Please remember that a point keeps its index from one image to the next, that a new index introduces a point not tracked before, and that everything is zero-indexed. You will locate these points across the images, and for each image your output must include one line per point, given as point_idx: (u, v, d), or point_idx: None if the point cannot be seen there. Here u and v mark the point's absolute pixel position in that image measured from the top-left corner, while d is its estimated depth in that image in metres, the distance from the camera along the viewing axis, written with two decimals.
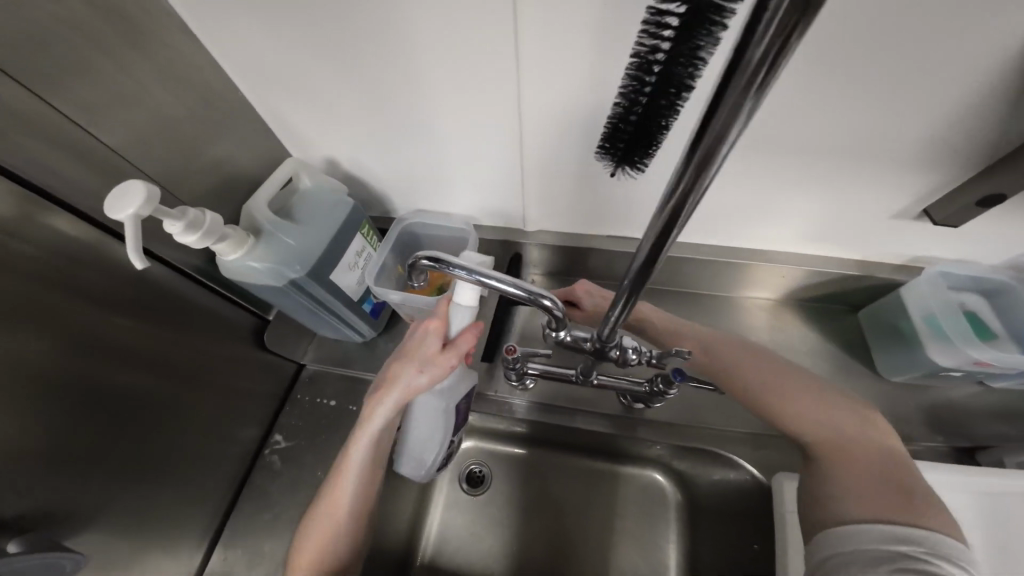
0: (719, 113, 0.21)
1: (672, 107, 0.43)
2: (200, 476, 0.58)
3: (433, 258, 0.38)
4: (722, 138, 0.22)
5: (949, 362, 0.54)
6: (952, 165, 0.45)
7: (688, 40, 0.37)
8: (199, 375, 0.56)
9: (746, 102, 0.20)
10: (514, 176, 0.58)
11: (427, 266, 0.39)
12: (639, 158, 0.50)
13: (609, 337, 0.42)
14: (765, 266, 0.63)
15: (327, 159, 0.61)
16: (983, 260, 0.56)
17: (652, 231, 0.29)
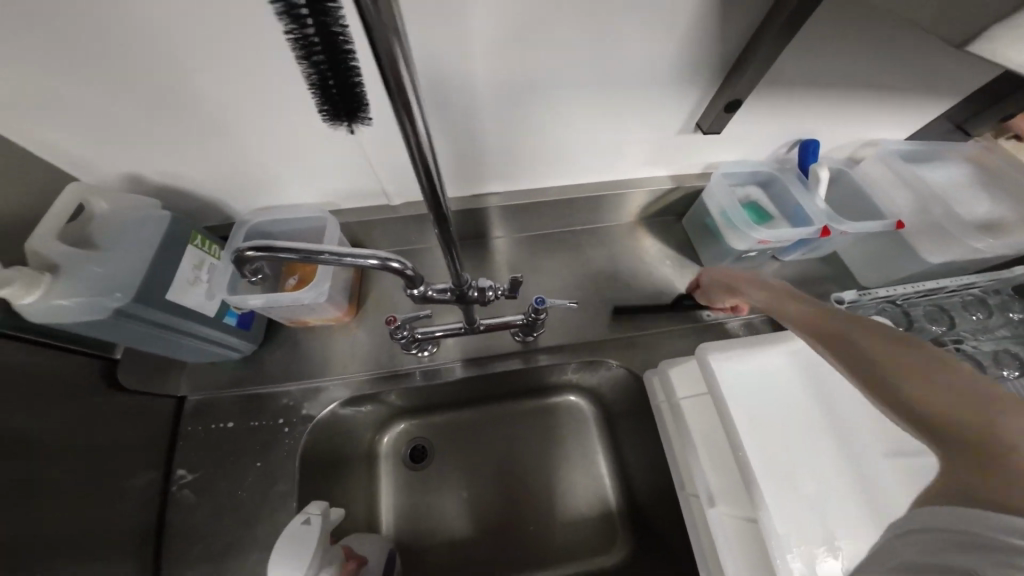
0: (381, 47, 0.26)
1: (350, 62, 0.43)
2: (93, 547, 0.51)
3: (260, 247, 0.38)
4: (398, 72, 0.27)
5: (742, 245, 0.68)
6: (705, 84, 0.56)
7: (319, 3, 0.37)
8: (43, 442, 0.48)
9: (394, 46, 0.26)
10: (353, 153, 0.56)
11: (258, 256, 0.38)
12: (362, 117, 0.50)
13: (462, 280, 0.46)
14: (610, 194, 0.73)
15: (128, 171, 0.52)
16: (754, 156, 0.72)
17: (419, 173, 0.34)
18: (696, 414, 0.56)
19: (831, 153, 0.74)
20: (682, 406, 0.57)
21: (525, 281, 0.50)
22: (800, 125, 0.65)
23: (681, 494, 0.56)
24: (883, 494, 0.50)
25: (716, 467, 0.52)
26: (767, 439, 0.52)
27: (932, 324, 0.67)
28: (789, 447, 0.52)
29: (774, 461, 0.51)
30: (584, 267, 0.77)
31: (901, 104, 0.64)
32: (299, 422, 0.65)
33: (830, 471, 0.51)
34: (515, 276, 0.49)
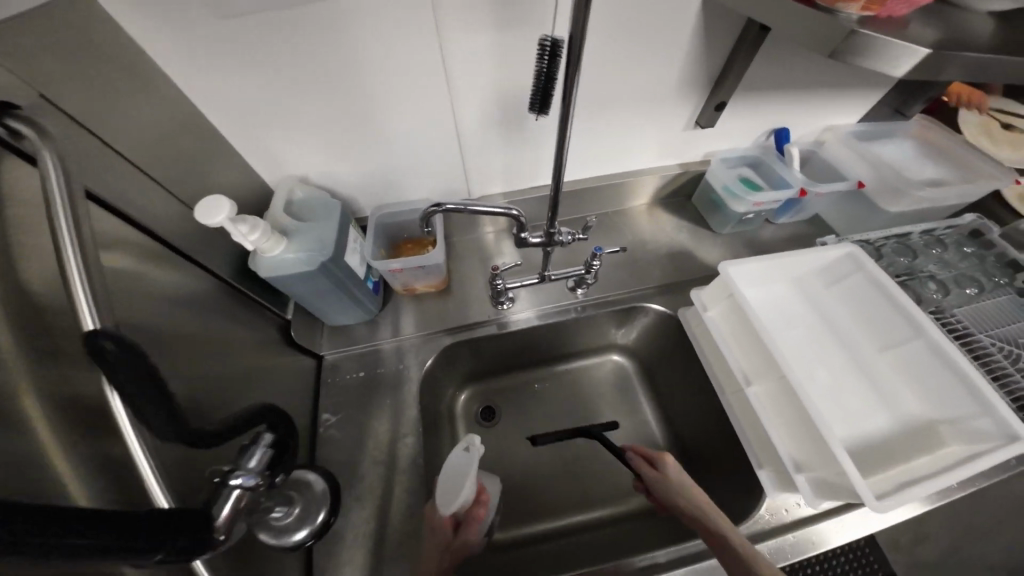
0: (570, 76, 0.44)
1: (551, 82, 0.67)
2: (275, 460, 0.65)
3: (439, 205, 0.59)
4: (571, 91, 0.46)
5: (742, 209, 0.88)
6: (702, 91, 0.78)
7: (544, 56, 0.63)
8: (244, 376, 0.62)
9: (575, 73, 0.44)
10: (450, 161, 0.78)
11: (435, 211, 0.60)
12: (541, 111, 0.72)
13: (552, 227, 0.65)
14: (635, 180, 0.94)
15: (301, 175, 0.74)
16: (743, 143, 0.93)
17: (557, 153, 0.53)
18: (725, 320, 0.71)
19: (802, 138, 0.96)
20: (709, 318, 0.73)
21: (594, 225, 0.66)
22: (775, 116, 0.87)
23: (723, 396, 0.71)
24: (882, 379, 0.66)
25: (743, 357, 0.68)
26: (775, 335, 0.69)
27: (900, 257, 0.85)
28: (794, 341, 0.70)
29: (783, 351, 0.68)
30: (619, 240, 0.97)
31: (846, 98, 0.87)
32: (412, 368, 0.82)
33: (828, 357, 0.69)
34: (588, 222, 0.66)
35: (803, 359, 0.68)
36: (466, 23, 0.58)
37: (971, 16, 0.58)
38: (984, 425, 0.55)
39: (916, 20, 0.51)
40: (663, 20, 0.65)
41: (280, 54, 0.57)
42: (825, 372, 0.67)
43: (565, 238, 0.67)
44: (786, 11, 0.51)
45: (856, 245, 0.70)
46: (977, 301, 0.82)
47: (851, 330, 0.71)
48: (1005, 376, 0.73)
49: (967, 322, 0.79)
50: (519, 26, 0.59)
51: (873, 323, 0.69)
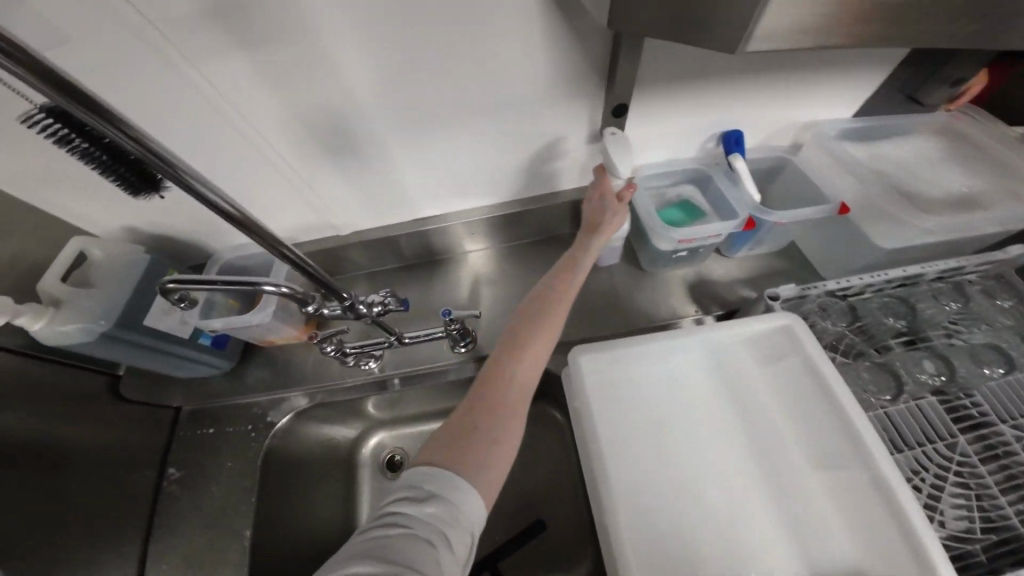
0: (122, 138, 0.31)
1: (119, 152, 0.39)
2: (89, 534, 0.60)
3: (174, 279, 0.44)
4: (148, 150, 0.32)
5: (667, 246, 0.67)
6: (592, 92, 0.58)
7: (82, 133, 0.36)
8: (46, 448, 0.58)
9: (116, 131, 0.30)
10: (284, 200, 0.65)
11: (173, 285, 0.45)
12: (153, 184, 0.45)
13: (347, 297, 0.51)
14: (540, 206, 0.76)
15: (125, 225, 0.66)
16: (680, 154, 0.70)
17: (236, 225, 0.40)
18: (587, 423, 0.50)
19: (771, 140, 0.70)
20: (574, 411, 0.52)
21: (403, 297, 0.56)
22: (716, 118, 0.64)
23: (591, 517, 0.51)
24: (808, 507, 0.48)
25: (620, 466, 0.51)
26: (663, 438, 0.53)
27: (888, 319, 0.62)
28: (689, 445, 0.53)
29: (667, 463, 0.52)
30: (524, 278, 0.80)
31: (825, 82, 0.61)
32: (264, 428, 0.73)
33: (734, 471, 0.52)
34: (401, 294, 0.55)
35: (697, 473, 0.52)
36: (211, 36, 0.44)
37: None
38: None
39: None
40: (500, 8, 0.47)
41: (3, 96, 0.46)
42: (721, 491, 0.51)
43: (370, 308, 0.53)
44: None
45: (798, 317, 0.54)
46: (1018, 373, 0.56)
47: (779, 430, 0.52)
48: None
49: (988, 406, 0.55)
50: (287, 33, 0.45)
51: (807, 427, 0.50)
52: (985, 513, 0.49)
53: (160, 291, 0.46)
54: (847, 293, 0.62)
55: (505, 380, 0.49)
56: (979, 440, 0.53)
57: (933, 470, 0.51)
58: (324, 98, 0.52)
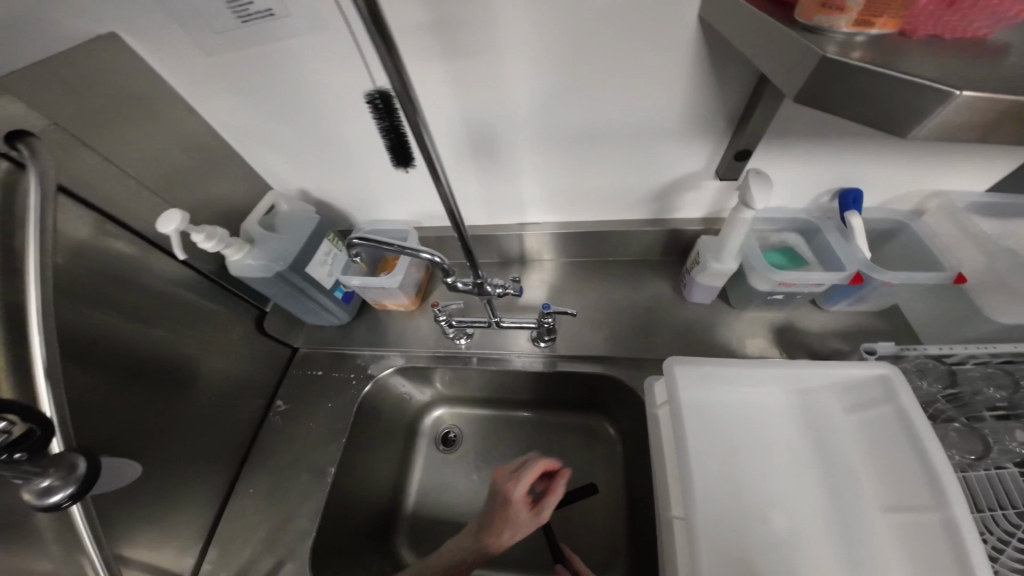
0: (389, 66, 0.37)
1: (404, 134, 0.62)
2: (214, 434, 0.73)
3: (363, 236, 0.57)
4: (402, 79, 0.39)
5: (765, 286, 0.69)
6: (719, 134, 0.63)
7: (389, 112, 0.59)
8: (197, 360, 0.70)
9: (390, 60, 0.37)
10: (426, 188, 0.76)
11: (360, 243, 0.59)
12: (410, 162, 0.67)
13: (480, 276, 0.59)
14: (640, 230, 0.81)
15: (299, 189, 0.81)
16: (790, 203, 0.73)
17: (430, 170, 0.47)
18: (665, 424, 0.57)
19: (891, 204, 0.71)
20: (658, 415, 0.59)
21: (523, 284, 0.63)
22: (838, 175, 0.66)
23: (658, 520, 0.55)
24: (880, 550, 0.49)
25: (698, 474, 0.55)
26: (737, 460, 0.56)
27: (991, 388, 0.60)
28: (762, 471, 0.56)
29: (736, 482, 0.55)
30: (611, 294, 0.85)
31: (958, 152, 0.62)
32: (363, 379, 0.84)
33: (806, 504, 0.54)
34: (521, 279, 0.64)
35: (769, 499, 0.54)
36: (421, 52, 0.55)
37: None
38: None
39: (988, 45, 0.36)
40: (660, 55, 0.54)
41: (263, 80, 0.61)
42: (788, 518, 0.53)
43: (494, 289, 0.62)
44: (764, 48, 0.39)
45: (898, 369, 0.53)
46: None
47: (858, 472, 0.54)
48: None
49: None
50: (479, 55, 0.55)
51: (890, 474, 0.51)
52: None
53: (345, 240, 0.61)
54: (955, 362, 0.60)
55: (467, 544, 0.61)
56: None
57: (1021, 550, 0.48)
58: (488, 109, 0.62)
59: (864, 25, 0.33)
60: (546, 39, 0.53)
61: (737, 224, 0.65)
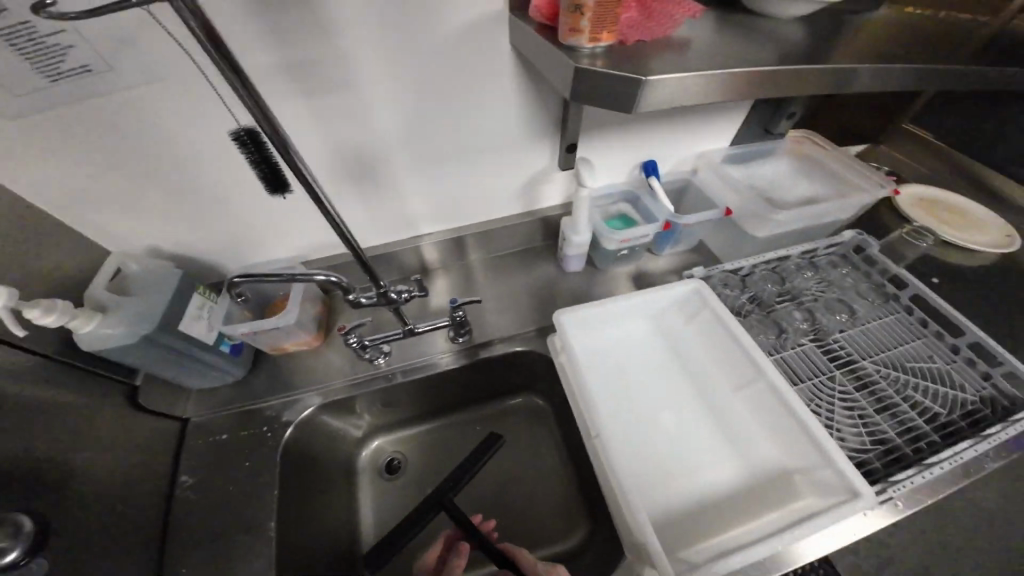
0: (245, 97, 0.38)
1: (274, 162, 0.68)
2: (127, 540, 0.61)
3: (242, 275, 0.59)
4: (262, 110, 0.39)
5: (613, 246, 0.87)
6: (552, 133, 0.78)
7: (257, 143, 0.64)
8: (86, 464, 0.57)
9: (243, 91, 0.37)
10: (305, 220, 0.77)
11: (240, 280, 0.61)
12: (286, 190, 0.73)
13: (383, 285, 0.62)
14: (516, 221, 0.94)
15: (155, 245, 0.73)
16: (616, 179, 0.93)
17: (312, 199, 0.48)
18: (571, 369, 0.68)
19: (676, 168, 0.96)
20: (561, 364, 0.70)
21: (425, 282, 0.71)
22: (640, 151, 0.88)
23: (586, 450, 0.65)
24: (738, 422, 0.66)
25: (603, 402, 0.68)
26: (629, 383, 0.71)
27: (767, 282, 0.85)
28: (648, 386, 0.71)
29: (631, 400, 0.69)
30: (507, 282, 0.96)
31: (706, 125, 0.88)
32: (278, 428, 0.79)
33: (683, 401, 0.70)
34: (418, 278, 0.71)
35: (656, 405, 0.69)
36: (271, 93, 0.56)
37: (769, 50, 0.58)
38: (827, 478, 0.55)
39: (688, 55, 0.54)
40: (489, 79, 0.65)
41: (84, 131, 0.56)
42: (674, 417, 0.68)
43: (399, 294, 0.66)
44: (549, 61, 0.52)
45: (704, 281, 0.72)
46: (863, 323, 0.81)
47: (709, 374, 0.71)
48: (891, 405, 0.69)
49: (850, 348, 0.77)
50: (327, 91, 0.58)
51: (726, 362, 0.68)
52: (877, 435, 0.66)
53: (224, 284, 0.62)
54: (741, 270, 0.85)
55: None
56: (848, 371, 0.74)
57: (820, 394, 0.71)
58: (348, 137, 0.65)
59: (596, 41, 0.48)
60: (386, 71, 0.59)
61: (581, 203, 0.81)
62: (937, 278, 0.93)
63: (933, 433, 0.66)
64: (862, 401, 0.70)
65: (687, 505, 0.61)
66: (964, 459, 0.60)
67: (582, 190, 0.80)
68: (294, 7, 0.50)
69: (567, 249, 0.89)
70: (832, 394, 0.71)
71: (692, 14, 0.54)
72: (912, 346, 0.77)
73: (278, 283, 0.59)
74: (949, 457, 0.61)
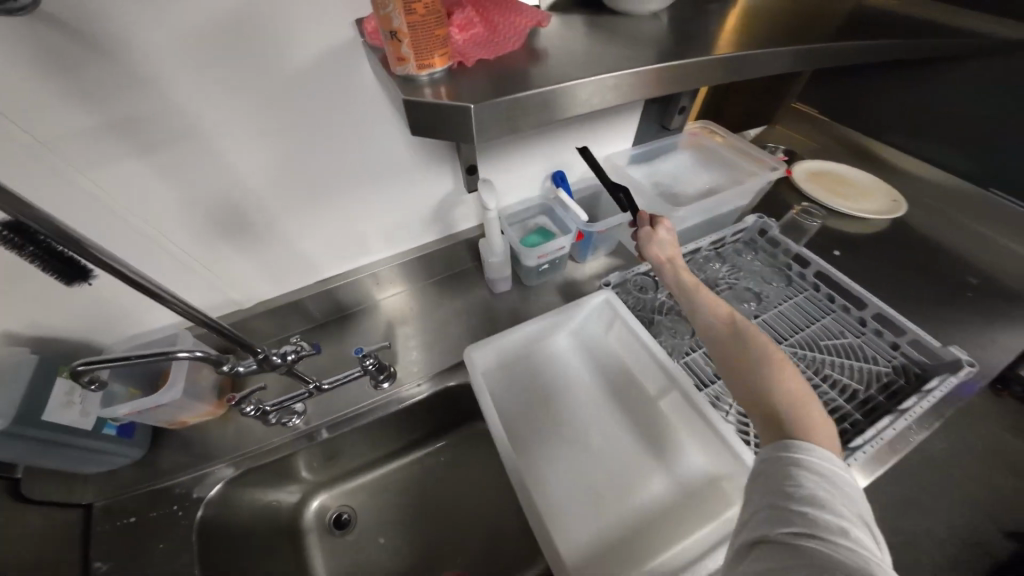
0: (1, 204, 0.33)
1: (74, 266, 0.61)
2: None
3: (83, 362, 0.52)
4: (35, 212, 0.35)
5: (531, 261, 0.86)
6: (445, 158, 0.77)
7: None
8: None
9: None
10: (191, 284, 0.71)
11: (84, 368, 0.53)
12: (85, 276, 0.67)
13: (259, 350, 0.59)
14: (431, 249, 0.92)
15: (16, 330, 0.66)
16: (528, 192, 0.93)
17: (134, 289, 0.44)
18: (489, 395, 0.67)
19: (587, 174, 0.97)
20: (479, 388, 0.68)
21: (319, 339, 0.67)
22: (542, 165, 0.88)
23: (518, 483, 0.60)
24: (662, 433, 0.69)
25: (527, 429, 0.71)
26: (554, 405, 0.73)
27: None
28: (573, 407, 0.73)
29: (556, 423, 0.72)
30: (433, 311, 0.94)
31: (605, 129, 0.90)
32: (190, 506, 0.73)
33: (608, 418, 0.72)
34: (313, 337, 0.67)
35: (583, 426, 0.71)
36: (105, 157, 0.52)
37: (629, 55, 0.58)
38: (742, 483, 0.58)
39: (545, 72, 0.53)
40: (356, 116, 0.62)
41: None
42: (600, 435, 0.71)
43: (285, 355, 0.62)
44: (390, 93, 0.50)
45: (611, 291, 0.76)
46: (776, 305, 0.85)
47: (638, 384, 0.73)
48: (811, 386, 0.73)
49: (766, 333, 0.81)
50: (168, 147, 0.54)
51: (643, 373, 0.72)
52: None
53: (68, 373, 0.54)
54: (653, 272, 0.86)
55: None
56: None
57: None
58: (207, 188, 0.60)
59: (427, 67, 0.46)
60: (236, 120, 0.56)
61: (490, 223, 0.79)
62: (836, 252, 0.99)
63: (856, 412, 0.69)
64: None
65: (620, 527, 0.62)
66: (886, 436, 0.64)
67: (487, 212, 0.78)
68: (102, 67, 0.46)
69: (485, 269, 0.88)
70: None
71: (534, 23, 0.58)
72: (823, 323, 0.81)
73: (130, 365, 0.54)
74: (873, 437, 0.63)
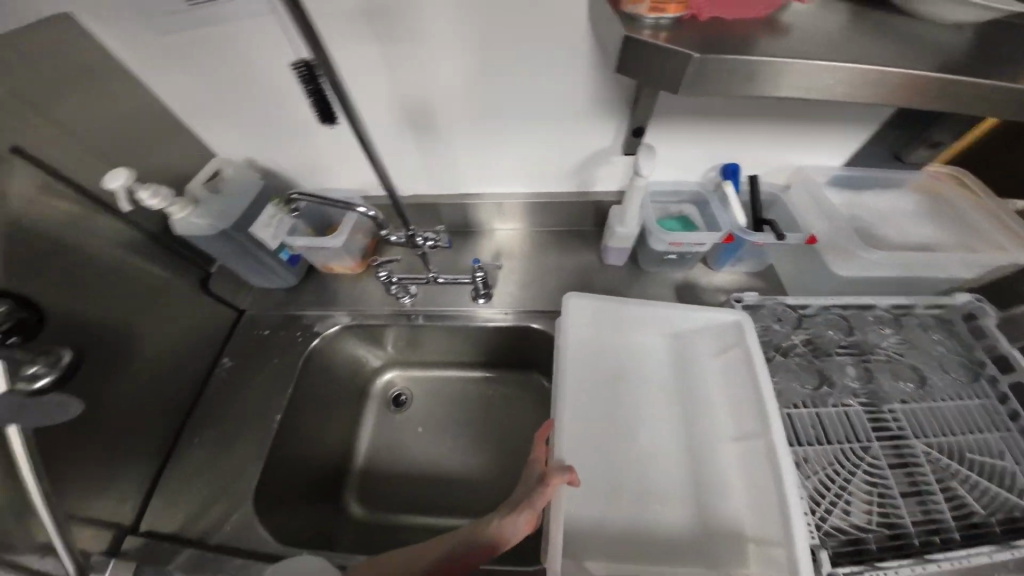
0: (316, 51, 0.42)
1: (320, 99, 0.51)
2: (151, 395, 0.76)
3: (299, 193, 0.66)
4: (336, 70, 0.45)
5: (660, 247, 0.81)
6: (618, 114, 0.74)
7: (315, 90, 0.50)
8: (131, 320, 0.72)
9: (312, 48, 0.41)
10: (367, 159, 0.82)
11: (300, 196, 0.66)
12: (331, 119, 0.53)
13: (410, 230, 0.67)
14: (565, 199, 0.91)
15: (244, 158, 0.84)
16: (685, 177, 0.85)
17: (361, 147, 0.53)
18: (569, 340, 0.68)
19: (767, 178, 0.85)
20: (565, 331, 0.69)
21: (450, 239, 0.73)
22: (717, 152, 0.80)
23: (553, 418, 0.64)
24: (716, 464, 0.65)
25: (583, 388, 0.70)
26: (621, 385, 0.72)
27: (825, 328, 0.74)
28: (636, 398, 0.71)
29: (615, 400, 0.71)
30: (543, 258, 0.95)
31: (809, 133, 0.76)
32: (307, 336, 0.90)
33: (664, 422, 0.70)
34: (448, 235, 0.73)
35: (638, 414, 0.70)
36: (352, 35, 0.62)
37: (900, 48, 0.47)
38: (779, 557, 0.53)
39: (790, 43, 0.46)
40: (553, 48, 0.63)
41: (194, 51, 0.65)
42: (649, 435, 0.69)
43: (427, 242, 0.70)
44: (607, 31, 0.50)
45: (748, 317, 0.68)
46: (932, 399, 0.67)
47: (719, 412, 0.68)
48: (923, 493, 0.60)
49: (905, 424, 0.66)
50: (398, 38, 0.62)
51: (734, 406, 0.66)
52: (884, 513, 0.58)
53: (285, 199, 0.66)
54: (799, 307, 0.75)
55: None
56: (891, 447, 0.64)
57: (842, 461, 0.62)
58: (409, 82, 0.68)
59: (659, 9, 0.45)
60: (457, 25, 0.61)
61: (635, 191, 0.75)
62: None
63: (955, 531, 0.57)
64: (890, 479, 0.61)
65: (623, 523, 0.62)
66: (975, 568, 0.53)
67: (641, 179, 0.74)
68: None
69: (608, 238, 0.86)
70: (859, 465, 0.61)
71: None
72: (984, 438, 0.63)
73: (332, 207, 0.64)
74: (957, 558, 0.53)
